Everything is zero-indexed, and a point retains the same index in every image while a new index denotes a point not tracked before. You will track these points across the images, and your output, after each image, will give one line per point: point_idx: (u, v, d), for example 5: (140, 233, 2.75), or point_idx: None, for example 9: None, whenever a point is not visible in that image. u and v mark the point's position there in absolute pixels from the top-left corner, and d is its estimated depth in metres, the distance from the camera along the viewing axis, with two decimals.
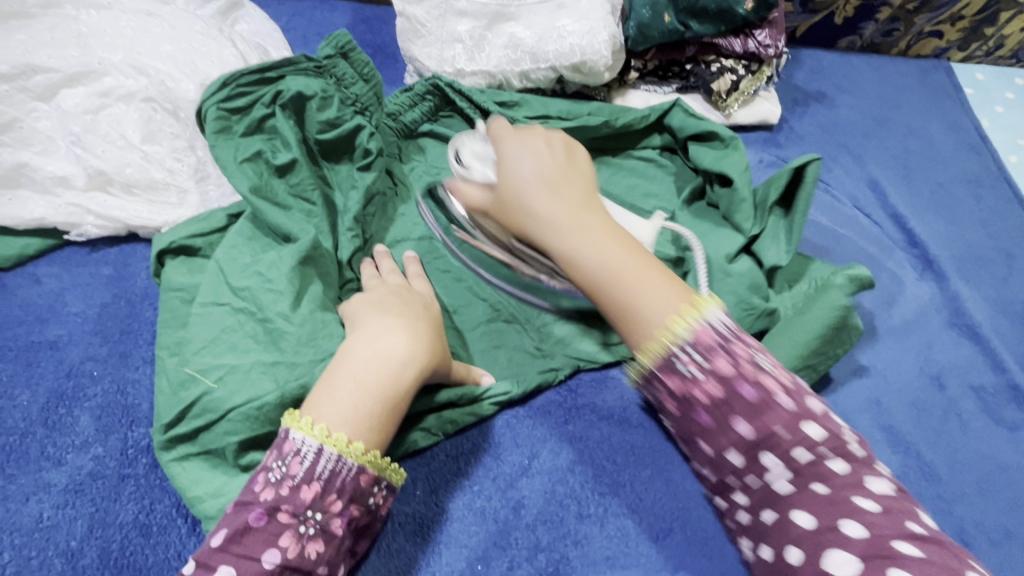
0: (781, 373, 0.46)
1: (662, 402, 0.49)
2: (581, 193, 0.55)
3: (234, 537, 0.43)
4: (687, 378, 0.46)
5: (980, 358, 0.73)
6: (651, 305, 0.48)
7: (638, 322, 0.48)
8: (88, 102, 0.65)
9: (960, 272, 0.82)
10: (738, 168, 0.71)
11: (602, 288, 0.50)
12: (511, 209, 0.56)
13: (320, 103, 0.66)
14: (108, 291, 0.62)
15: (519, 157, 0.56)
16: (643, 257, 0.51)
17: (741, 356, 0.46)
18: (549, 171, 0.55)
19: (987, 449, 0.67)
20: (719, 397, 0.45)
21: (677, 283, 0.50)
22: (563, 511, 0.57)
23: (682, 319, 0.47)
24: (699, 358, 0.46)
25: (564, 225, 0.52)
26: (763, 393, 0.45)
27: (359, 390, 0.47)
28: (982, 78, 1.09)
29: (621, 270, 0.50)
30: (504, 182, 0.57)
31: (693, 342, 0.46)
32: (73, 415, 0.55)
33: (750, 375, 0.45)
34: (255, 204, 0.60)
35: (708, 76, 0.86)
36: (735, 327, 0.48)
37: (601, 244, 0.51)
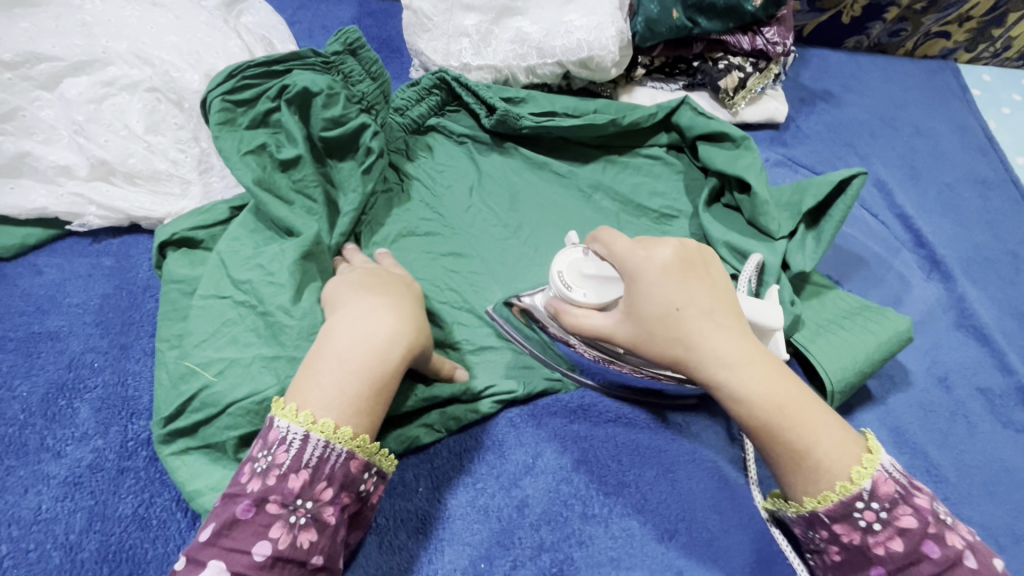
0: (962, 528, 0.45)
1: (823, 546, 0.47)
2: (735, 319, 0.49)
3: (222, 531, 0.42)
4: (867, 531, 0.44)
5: (987, 359, 0.73)
6: (831, 452, 0.45)
7: (817, 471, 0.45)
8: (92, 92, 0.65)
9: (968, 273, 0.81)
10: (757, 174, 0.70)
11: (776, 435, 0.46)
12: (662, 344, 0.48)
13: (325, 100, 0.63)
14: (110, 282, 0.62)
15: (663, 282, 0.49)
16: (810, 394, 0.48)
17: (923, 508, 0.45)
18: (704, 299, 0.49)
19: (995, 451, 0.66)
20: (902, 553, 0.44)
21: (841, 420, 0.48)
22: (568, 511, 0.56)
23: (864, 467, 0.45)
24: (879, 510, 0.44)
25: (730, 363, 0.47)
26: (949, 551, 0.43)
27: (346, 373, 0.46)
28: (989, 79, 1.09)
29: (798, 413, 0.46)
30: (646, 308, 0.49)
31: (876, 495, 0.44)
32: (73, 407, 0.55)
33: (936, 531, 0.44)
34: (258, 197, 0.59)
35: (715, 73, 0.85)
36: (902, 472, 0.47)
37: (769, 381, 0.47)
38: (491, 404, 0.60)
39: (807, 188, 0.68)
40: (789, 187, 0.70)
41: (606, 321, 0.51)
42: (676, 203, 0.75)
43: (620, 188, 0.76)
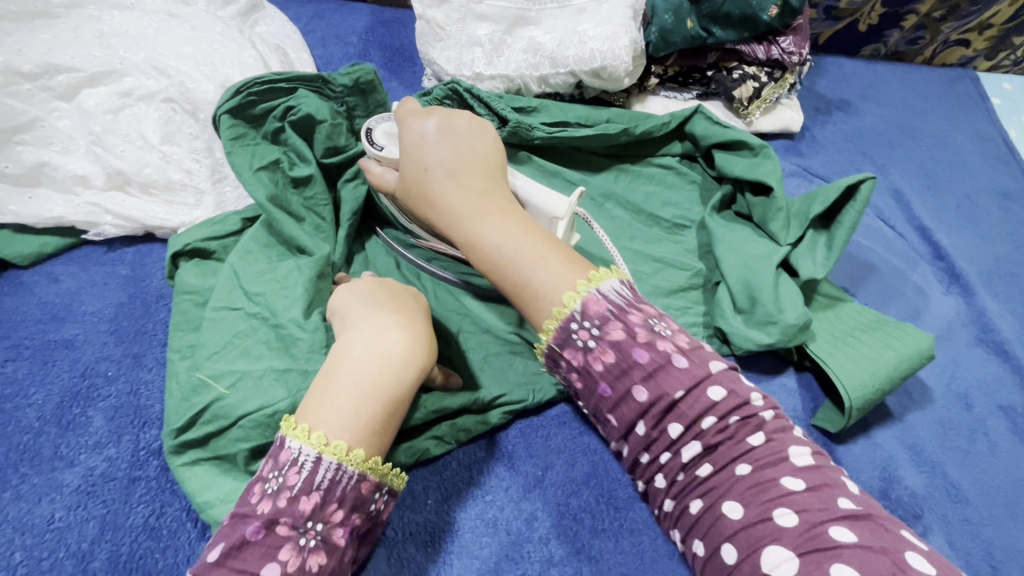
0: (677, 337, 0.49)
1: (570, 377, 0.52)
2: (481, 178, 0.52)
3: (231, 552, 0.41)
4: (585, 350, 0.48)
5: (1008, 376, 0.71)
6: (543, 283, 0.48)
7: (535, 298, 0.49)
8: (109, 102, 0.65)
9: (989, 286, 0.79)
10: (778, 180, 0.68)
11: (500, 271, 0.50)
12: (416, 200, 0.53)
13: (329, 129, 0.63)
14: (124, 291, 0.62)
15: (417, 147, 0.52)
16: (544, 235, 0.51)
17: (635, 323, 0.48)
18: (450, 158, 0.51)
19: (1017, 470, 0.64)
20: (615, 363, 0.48)
21: (571, 256, 0.50)
22: (577, 526, 0.55)
23: (574, 291, 0.48)
24: (591, 327, 0.48)
25: (462, 216, 0.50)
26: (658, 359, 0.47)
27: (360, 396, 0.46)
28: (1009, 88, 1.07)
29: (518, 249, 0.49)
30: (406, 170, 0.53)
31: (584, 312, 0.48)
32: (87, 415, 0.55)
33: (643, 340, 0.47)
34: (270, 213, 0.60)
35: (729, 83, 0.84)
36: (632, 296, 0.50)
37: (501, 227, 0.50)
38: (499, 415, 0.59)
39: (814, 196, 0.67)
40: (798, 197, 0.69)
41: (391, 180, 0.56)
42: (688, 213, 0.74)
43: (632, 198, 0.76)
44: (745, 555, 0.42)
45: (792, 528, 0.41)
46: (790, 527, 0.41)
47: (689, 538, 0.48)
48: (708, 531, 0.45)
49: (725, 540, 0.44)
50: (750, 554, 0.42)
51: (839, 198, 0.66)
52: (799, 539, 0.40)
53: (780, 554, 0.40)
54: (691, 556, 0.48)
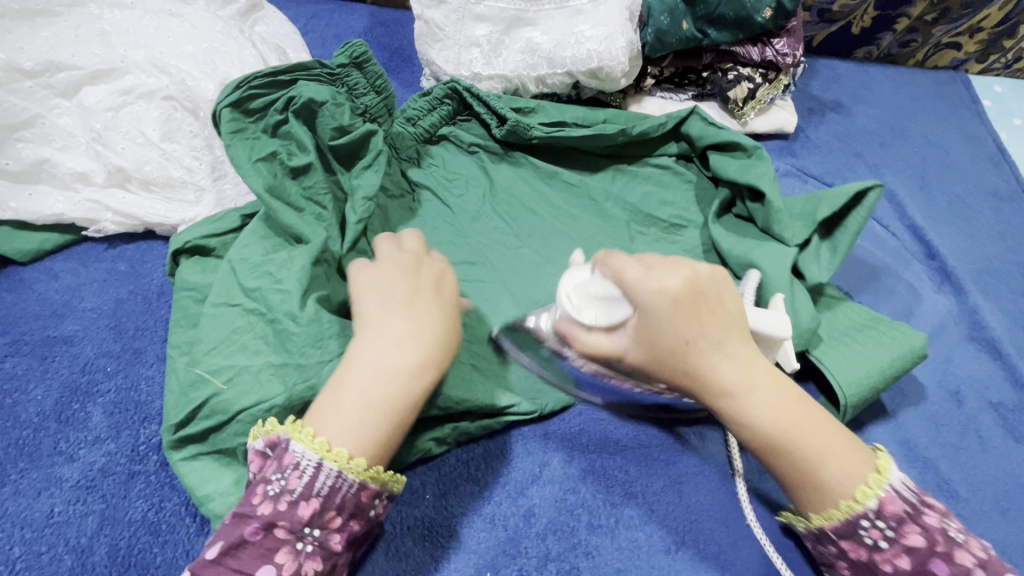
0: (976, 544, 0.44)
1: (831, 560, 0.48)
2: (745, 348, 0.50)
3: (229, 551, 0.43)
4: (872, 548, 0.45)
5: (999, 373, 0.72)
6: (834, 474, 0.46)
7: (820, 490, 0.46)
8: (110, 100, 0.66)
9: (980, 285, 0.81)
10: (771, 182, 0.69)
11: (778, 455, 0.47)
12: (668, 370, 0.50)
13: (332, 110, 0.65)
14: (124, 287, 0.63)
15: (673, 317, 0.49)
16: (823, 415, 0.48)
17: (932, 527, 0.45)
18: (709, 332, 0.49)
19: (1007, 465, 0.65)
20: (910, 572, 0.44)
21: (848, 437, 0.48)
22: (574, 521, 0.56)
23: (871, 489, 0.45)
24: (886, 529, 0.44)
25: (734, 391, 0.48)
26: (958, 570, 0.43)
27: (367, 406, 0.46)
28: (1000, 90, 1.08)
29: (803, 435, 0.47)
30: (657, 340, 0.49)
31: (882, 514, 0.45)
32: (86, 410, 0.55)
33: (945, 551, 0.44)
34: (269, 204, 0.60)
35: (724, 84, 0.85)
36: (917, 490, 0.46)
37: (776, 404, 0.48)
38: (503, 422, 0.59)
39: (821, 199, 0.68)
40: (805, 199, 0.69)
41: (621, 347, 0.52)
42: (685, 213, 0.75)
43: (628, 198, 0.76)
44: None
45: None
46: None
47: None
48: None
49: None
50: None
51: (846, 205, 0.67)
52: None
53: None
54: None
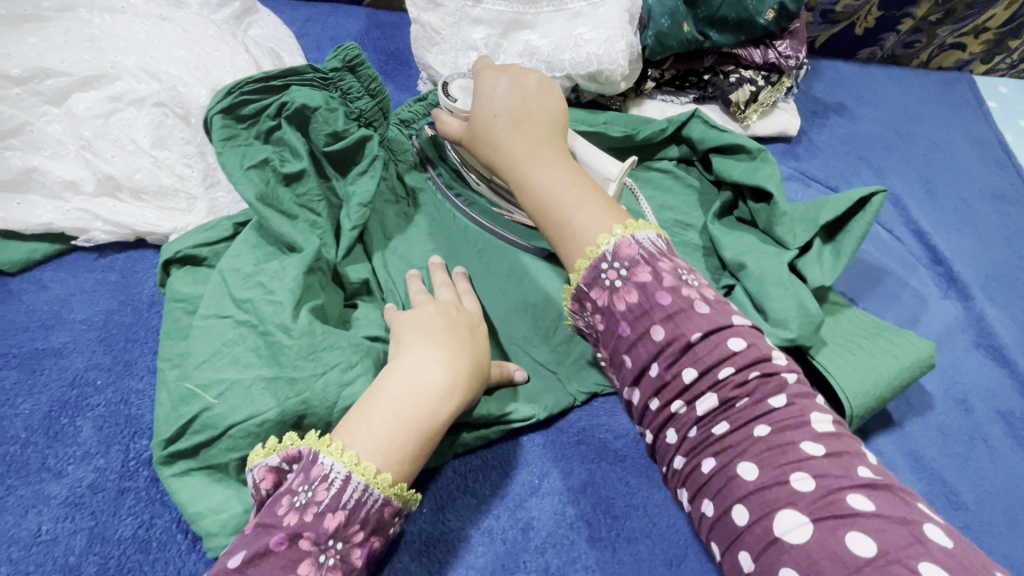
0: (704, 292, 0.48)
1: (594, 323, 0.51)
2: (544, 130, 0.55)
3: (251, 560, 0.41)
4: (611, 290, 0.48)
5: (1007, 381, 0.71)
6: (582, 224, 0.50)
7: (573, 240, 0.50)
8: (100, 107, 0.65)
9: (986, 290, 0.79)
10: (778, 184, 0.67)
11: (545, 212, 0.52)
12: (478, 143, 0.56)
13: (325, 115, 0.63)
14: (115, 298, 0.61)
15: (490, 96, 0.56)
16: (594, 189, 0.52)
17: (664, 271, 0.48)
18: (514, 108, 0.55)
19: (1017, 476, 0.64)
20: (638, 305, 0.47)
21: (612, 206, 0.51)
22: (574, 535, 0.55)
23: (610, 235, 0.48)
24: (620, 269, 0.48)
25: (518, 157, 0.53)
26: (681, 301, 0.46)
27: (396, 422, 0.47)
28: (1006, 91, 1.07)
29: (566, 196, 0.51)
30: (474, 114, 0.57)
31: (616, 255, 0.48)
32: (75, 425, 0.54)
33: (669, 287, 0.47)
34: (261, 212, 0.59)
35: (726, 86, 0.84)
36: (664, 248, 0.50)
37: (557, 172, 0.52)
38: (501, 430, 0.58)
39: (825, 204, 0.67)
40: (807, 204, 0.68)
41: (457, 128, 0.60)
42: (687, 217, 0.74)
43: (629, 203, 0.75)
44: (757, 517, 0.39)
45: (808, 492, 0.38)
46: (808, 492, 0.38)
47: (695, 495, 0.44)
48: (719, 494, 0.42)
49: (736, 499, 0.41)
50: (761, 517, 0.39)
51: (850, 209, 0.66)
52: (813, 502, 0.38)
53: (794, 520, 0.38)
54: (696, 516, 0.45)
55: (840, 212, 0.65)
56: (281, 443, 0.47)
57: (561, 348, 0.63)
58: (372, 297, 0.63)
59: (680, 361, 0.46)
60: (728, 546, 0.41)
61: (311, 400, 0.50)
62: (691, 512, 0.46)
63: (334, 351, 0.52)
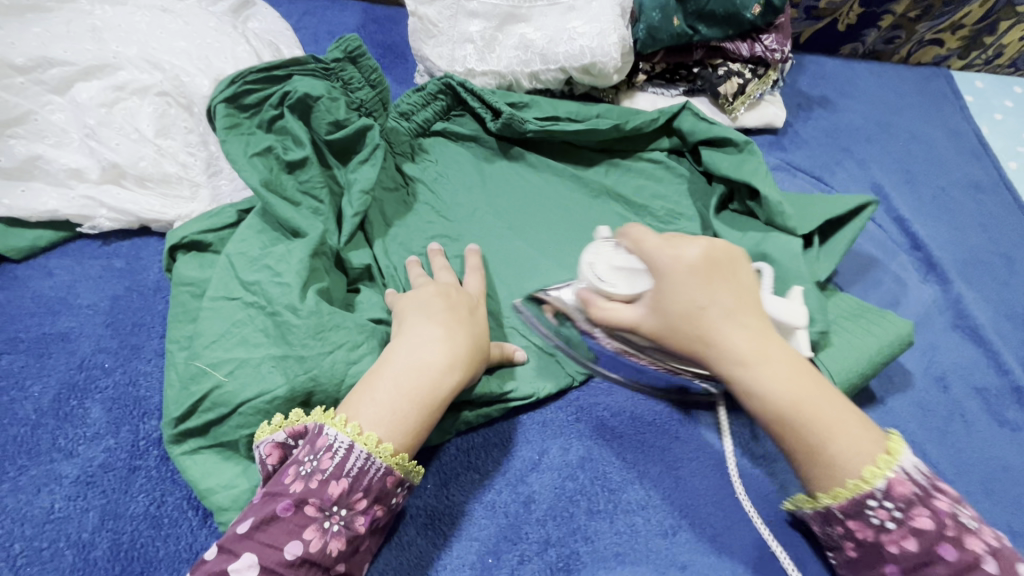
0: (986, 533, 0.44)
1: (839, 539, 0.49)
2: (756, 320, 0.50)
3: (260, 525, 0.43)
4: (878, 528, 0.46)
5: (983, 360, 0.74)
6: (841, 451, 0.46)
7: (830, 468, 0.46)
8: (103, 96, 0.66)
9: (963, 274, 0.83)
10: (764, 178, 0.71)
11: (786, 430, 0.48)
12: (682, 336, 0.51)
13: (327, 104, 0.65)
14: (120, 283, 0.62)
15: (689, 284, 0.50)
16: (834, 396, 0.48)
17: (942, 511, 0.45)
18: (723, 299, 0.50)
19: (992, 448, 0.67)
20: (914, 552, 0.44)
21: (863, 419, 0.48)
22: (573, 507, 0.57)
23: (879, 466, 0.45)
24: (893, 510, 0.45)
25: (745, 359, 0.48)
26: (966, 554, 0.43)
27: (399, 395, 0.48)
28: (982, 86, 1.11)
29: (813, 410, 0.47)
30: (667, 305, 0.51)
31: (888, 493, 0.45)
32: (85, 407, 0.55)
33: (952, 535, 0.44)
34: (265, 198, 0.60)
35: (714, 80, 0.87)
36: (927, 474, 0.47)
37: (787, 375, 0.48)
38: (502, 408, 0.60)
39: (820, 206, 0.70)
40: (805, 205, 0.71)
41: (629, 315, 0.54)
42: (678, 205, 0.76)
43: (622, 190, 0.78)
44: None
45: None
46: None
47: None
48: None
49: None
50: None
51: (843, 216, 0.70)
52: None
53: None
54: None
55: (841, 211, 0.69)
56: (286, 419, 0.49)
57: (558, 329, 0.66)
58: (373, 282, 0.64)
59: None
60: None
61: (319, 376, 0.51)
62: None
63: (341, 331, 0.54)
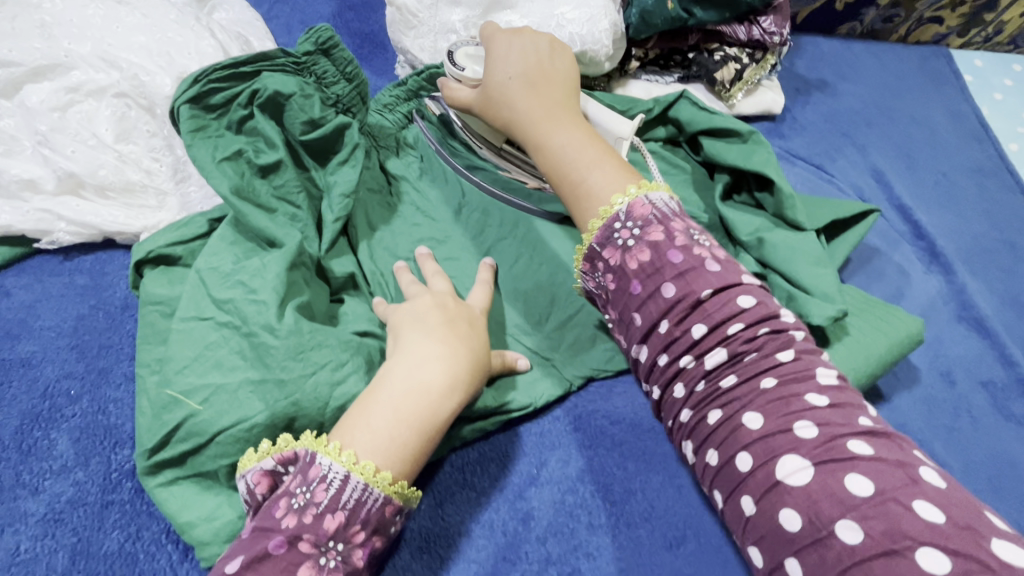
0: (713, 251, 0.52)
1: (605, 283, 0.54)
2: (559, 97, 0.61)
3: (250, 565, 0.40)
4: (624, 249, 0.52)
5: (988, 352, 0.73)
6: (594, 180, 0.56)
7: (585, 197, 0.56)
8: (55, 99, 0.61)
9: (967, 263, 0.81)
10: (776, 168, 0.69)
11: (562, 172, 0.58)
12: (495, 105, 0.62)
13: (300, 102, 0.61)
14: (85, 302, 0.58)
15: (511, 63, 0.62)
16: (604, 147, 0.58)
17: (675, 230, 0.52)
18: (531, 74, 0.62)
19: (1000, 444, 0.66)
20: (649, 263, 0.51)
21: (624, 170, 0.57)
22: (574, 522, 0.54)
23: (623, 195, 0.54)
24: (634, 229, 0.52)
25: (538, 121, 0.60)
26: (692, 261, 0.50)
27: (396, 420, 0.45)
28: (981, 65, 1.07)
29: (578, 152, 0.57)
30: (490, 84, 0.62)
31: (630, 215, 0.53)
32: (50, 438, 0.51)
33: (680, 245, 0.51)
34: (237, 207, 0.56)
35: (711, 65, 0.83)
36: (675, 209, 0.54)
37: (568, 129, 0.59)
38: (500, 421, 0.58)
39: (834, 206, 0.72)
40: (819, 205, 0.72)
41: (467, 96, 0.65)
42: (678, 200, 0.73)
43: None
44: (760, 463, 0.43)
45: (811, 439, 0.42)
46: (810, 439, 0.42)
47: (699, 447, 0.48)
48: (722, 442, 0.45)
49: (742, 447, 0.44)
50: (763, 462, 0.42)
51: (851, 218, 0.72)
52: (818, 453, 0.41)
53: (794, 462, 0.41)
54: (697, 464, 0.49)
55: (847, 215, 0.71)
56: (276, 445, 0.46)
57: (554, 334, 0.63)
58: (358, 291, 0.60)
59: (689, 318, 0.49)
60: (729, 492, 0.45)
61: (301, 401, 0.48)
62: (695, 464, 0.49)
63: (323, 350, 0.50)
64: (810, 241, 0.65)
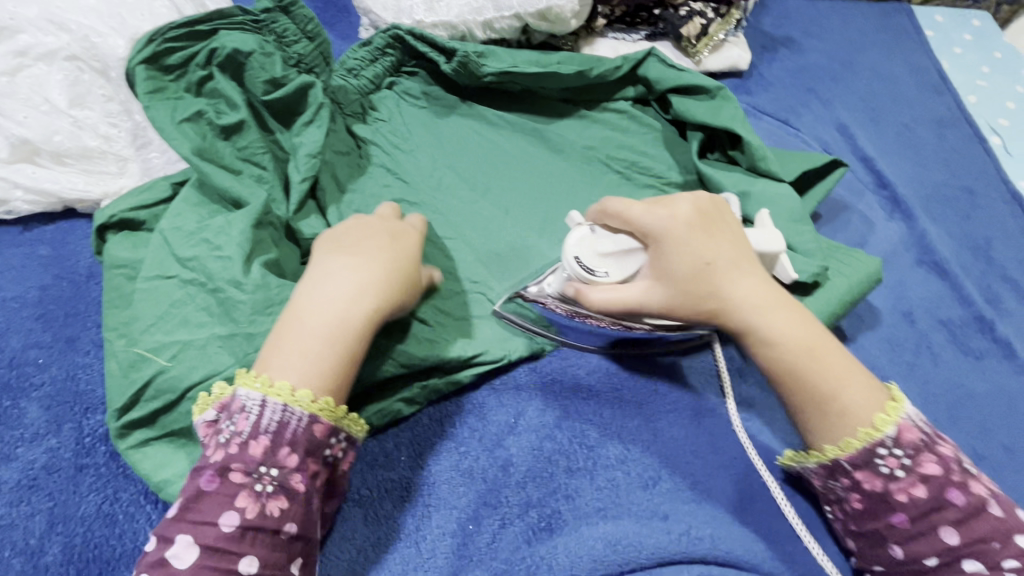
0: (986, 481, 0.46)
1: (845, 495, 0.49)
2: (760, 275, 0.52)
3: (189, 505, 0.41)
4: (888, 477, 0.46)
5: (948, 293, 0.75)
6: (854, 396, 0.48)
7: (841, 416, 0.47)
8: (3, 63, 0.59)
9: (927, 210, 0.83)
10: (742, 121, 0.70)
11: (803, 382, 0.49)
12: (692, 300, 0.51)
13: (261, 60, 0.60)
14: (48, 272, 0.57)
15: (692, 240, 0.52)
16: (836, 345, 0.51)
17: (947, 456, 0.46)
18: (721, 253, 0.52)
19: (956, 378, 0.69)
20: (924, 499, 0.45)
21: (866, 372, 0.50)
22: (552, 467, 0.56)
23: (888, 415, 0.47)
24: (902, 456, 0.46)
25: (757, 314, 0.50)
26: (975, 501, 0.45)
27: (305, 334, 0.45)
28: (941, 20, 1.09)
29: (813, 353, 0.49)
30: (675, 271, 0.51)
31: (897, 439, 0.46)
32: (19, 407, 0.51)
33: (958, 480, 0.45)
34: (198, 167, 0.56)
35: (677, 20, 0.84)
36: (927, 422, 0.49)
37: (792, 322, 0.50)
38: (471, 373, 0.58)
39: (802, 158, 0.73)
40: (790, 159, 0.73)
41: (635, 292, 0.52)
42: (644, 154, 0.74)
43: (590, 142, 0.74)
44: None
45: None
46: None
47: None
48: None
49: None
50: None
51: (818, 170, 0.74)
52: None
53: None
54: None
55: (817, 165, 0.72)
56: (212, 396, 0.46)
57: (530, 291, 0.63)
58: None
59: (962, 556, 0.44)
60: None
61: None
62: None
63: None
64: (784, 191, 0.67)
